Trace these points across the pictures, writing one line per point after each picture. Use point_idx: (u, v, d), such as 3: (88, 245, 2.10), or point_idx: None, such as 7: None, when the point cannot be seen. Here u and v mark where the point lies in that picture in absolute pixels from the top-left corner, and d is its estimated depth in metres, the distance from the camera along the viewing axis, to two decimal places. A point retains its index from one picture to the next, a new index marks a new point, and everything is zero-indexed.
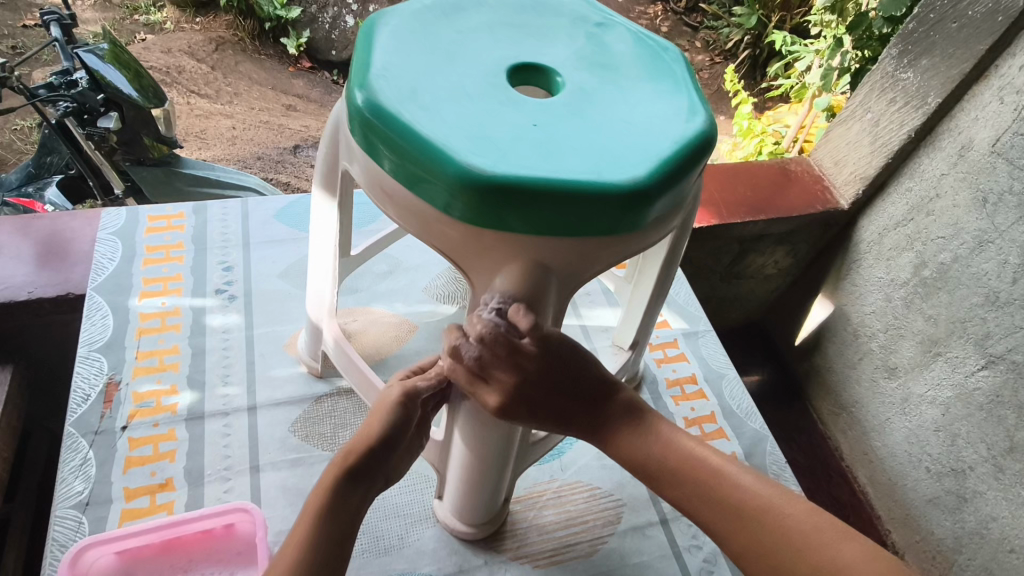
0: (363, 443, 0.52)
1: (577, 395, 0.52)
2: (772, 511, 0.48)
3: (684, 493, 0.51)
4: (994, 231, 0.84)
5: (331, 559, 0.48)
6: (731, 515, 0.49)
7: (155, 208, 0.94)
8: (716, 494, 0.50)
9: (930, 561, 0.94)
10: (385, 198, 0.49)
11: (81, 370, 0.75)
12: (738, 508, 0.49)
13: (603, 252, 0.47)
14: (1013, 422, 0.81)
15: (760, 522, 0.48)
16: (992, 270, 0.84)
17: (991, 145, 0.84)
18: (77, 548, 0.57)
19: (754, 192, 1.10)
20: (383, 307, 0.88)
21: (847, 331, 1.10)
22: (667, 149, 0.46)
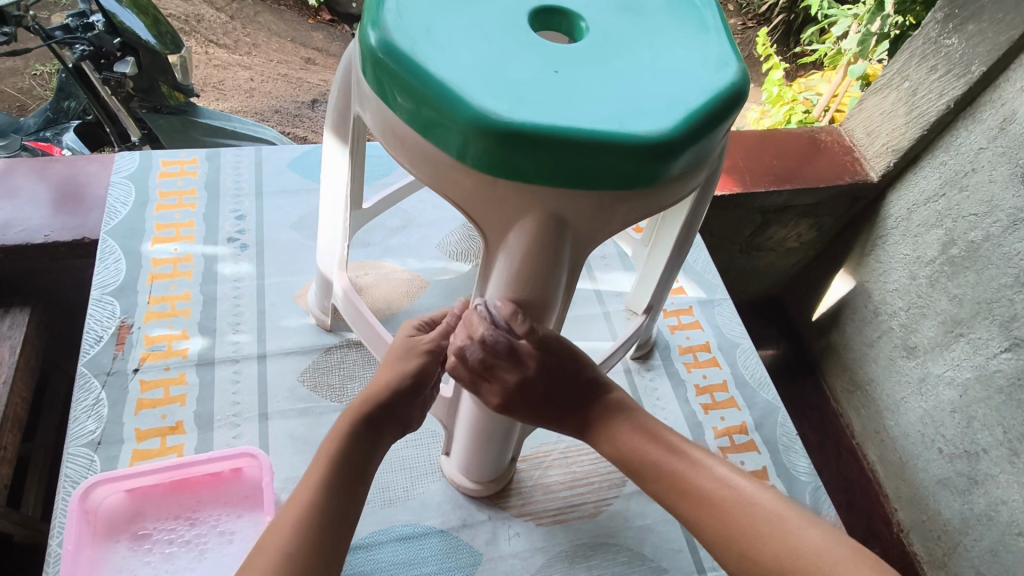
0: (380, 393, 0.52)
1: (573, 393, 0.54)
2: (741, 500, 0.47)
3: (661, 487, 0.50)
4: None
5: (349, 501, 0.47)
6: (701, 505, 0.48)
7: (169, 153, 0.93)
8: (686, 485, 0.49)
9: (936, 540, 0.92)
10: (396, 145, 0.47)
11: (94, 313, 0.75)
12: (708, 500, 0.47)
13: (622, 208, 0.45)
14: None
15: (728, 510, 0.47)
16: None
17: None
18: (87, 484, 0.58)
19: (781, 161, 1.07)
20: (395, 262, 0.87)
21: (867, 308, 1.08)
22: (694, 100, 0.44)
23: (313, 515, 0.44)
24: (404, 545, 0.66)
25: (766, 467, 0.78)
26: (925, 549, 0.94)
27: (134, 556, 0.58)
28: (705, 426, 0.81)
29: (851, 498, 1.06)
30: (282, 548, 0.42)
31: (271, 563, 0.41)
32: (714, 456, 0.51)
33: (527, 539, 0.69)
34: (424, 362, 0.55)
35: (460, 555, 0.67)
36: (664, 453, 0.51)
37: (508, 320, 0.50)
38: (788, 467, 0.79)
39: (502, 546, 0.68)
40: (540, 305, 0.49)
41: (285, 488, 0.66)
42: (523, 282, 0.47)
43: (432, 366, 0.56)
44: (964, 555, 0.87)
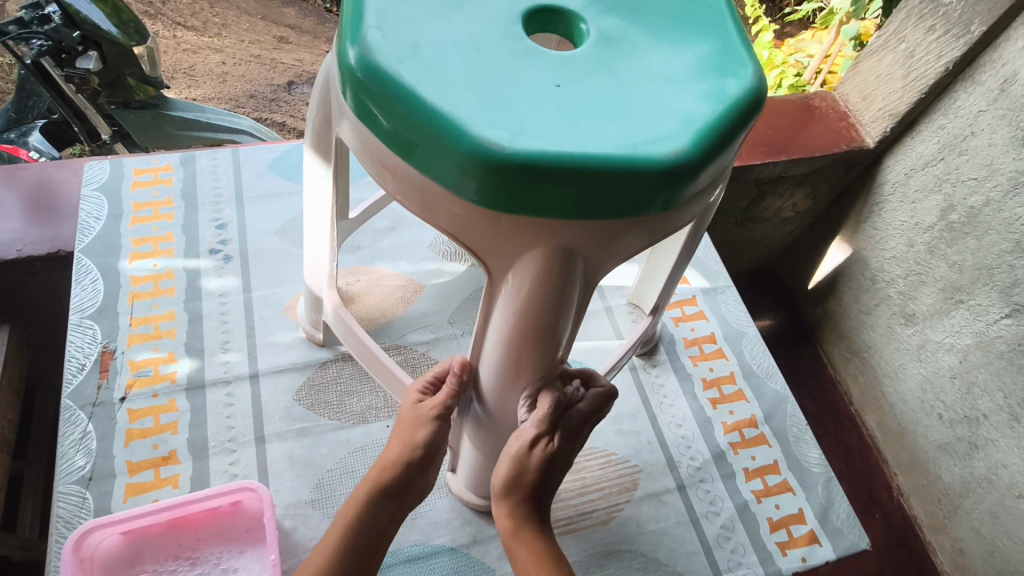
0: (396, 461, 0.56)
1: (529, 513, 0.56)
2: None
3: None
4: None
5: (355, 570, 0.53)
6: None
7: (141, 160, 0.88)
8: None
9: (936, 504, 0.93)
10: (385, 172, 0.43)
11: (73, 339, 0.72)
12: None
13: (633, 233, 0.42)
14: None
15: None
16: None
17: None
18: (81, 531, 0.55)
19: (776, 131, 1.03)
20: (386, 266, 0.84)
21: (863, 277, 1.05)
22: (709, 111, 0.40)
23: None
24: (414, 565, 0.65)
25: (777, 461, 0.77)
26: (925, 512, 0.95)
27: None
28: (714, 422, 0.80)
29: (850, 465, 1.03)
30: None
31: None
32: None
33: None
34: (436, 429, 0.56)
35: (472, 573, 0.65)
36: None
37: (516, 348, 0.48)
38: (799, 459, 0.78)
39: None
40: (549, 334, 0.46)
41: (288, 514, 0.64)
42: (531, 313, 0.45)
43: (442, 433, 0.57)
44: (964, 517, 0.88)
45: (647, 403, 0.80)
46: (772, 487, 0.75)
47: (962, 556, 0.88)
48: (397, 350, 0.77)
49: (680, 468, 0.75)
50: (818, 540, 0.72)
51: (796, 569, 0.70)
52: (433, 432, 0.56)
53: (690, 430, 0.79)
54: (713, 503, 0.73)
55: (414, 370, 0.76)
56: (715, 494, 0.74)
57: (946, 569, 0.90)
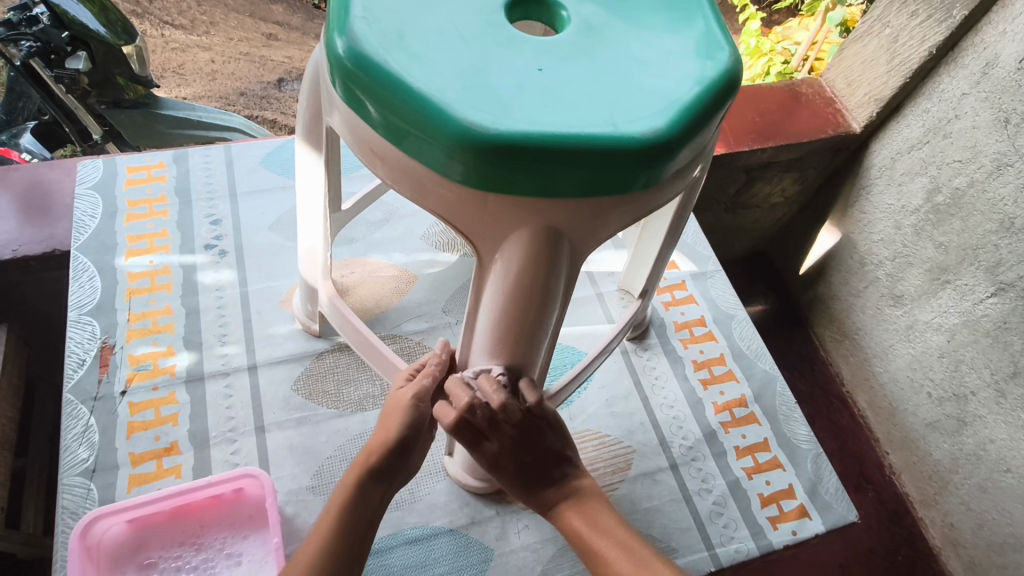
0: (380, 445, 0.57)
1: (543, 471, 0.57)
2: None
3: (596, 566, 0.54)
4: (1015, 153, 0.78)
5: (352, 549, 0.54)
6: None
7: (133, 158, 0.88)
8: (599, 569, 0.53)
9: (927, 480, 0.95)
10: (375, 159, 0.45)
11: (73, 335, 0.73)
12: None
13: (616, 212, 0.43)
14: (1019, 348, 0.79)
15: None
16: (1010, 194, 0.79)
17: (1019, 62, 0.77)
18: (87, 520, 0.56)
19: (764, 117, 1.04)
20: (380, 257, 0.85)
21: (852, 260, 1.07)
22: (687, 91, 0.42)
23: (319, 565, 0.52)
24: (415, 547, 0.67)
25: (767, 439, 0.79)
26: (916, 489, 0.97)
27: None
28: (705, 403, 0.81)
29: (842, 444, 1.05)
30: None
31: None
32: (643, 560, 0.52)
33: (537, 531, 0.69)
34: (417, 409, 0.58)
35: (472, 553, 0.67)
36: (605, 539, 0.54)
37: (507, 330, 0.49)
38: (789, 437, 0.80)
39: (513, 540, 0.68)
40: (538, 314, 0.48)
41: (290, 501, 0.66)
42: (520, 293, 0.46)
43: (425, 415, 0.58)
44: (953, 493, 0.90)
45: (640, 386, 0.82)
46: (763, 464, 0.77)
47: (952, 531, 0.91)
48: (393, 339, 0.78)
49: (673, 447, 0.77)
50: (808, 514, 0.74)
51: (786, 542, 0.72)
52: (415, 415, 0.58)
53: (681, 411, 0.80)
54: (705, 481, 0.75)
55: (410, 358, 0.77)
56: (708, 472, 0.76)
57: (937, 544, 0.93)
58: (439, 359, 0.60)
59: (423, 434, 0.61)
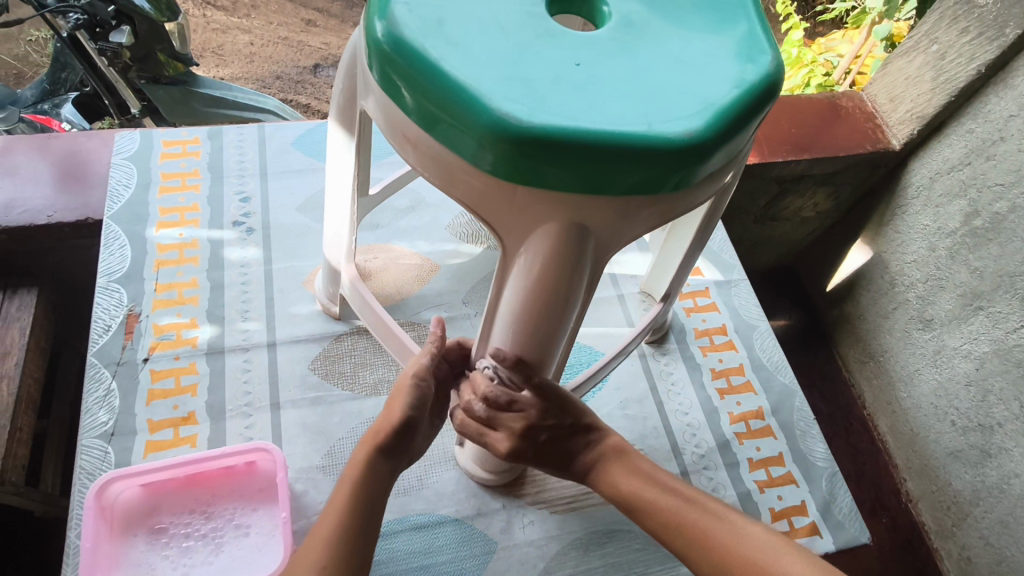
0: (387, 424, 0.58)
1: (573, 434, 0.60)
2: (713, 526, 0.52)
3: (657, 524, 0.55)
4: None
5: (370, 518, 0.52)
6: (692, 543, 0.52)
7: (169, 132, 0.90)
8: (654, 524, 0.55)
9: (945, 511, 0.92)
10: (406, 144, 0.45)
11: (101, 301, 0.74)
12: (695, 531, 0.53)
13: (645, 212, 0.43)
14: None
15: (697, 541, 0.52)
16: None
17: None
18: (103, 480, 0.58)
19: (801, 129, 1.02)
20: (404, 244, 0.85)
21: (883, 280, 1.04)
22: (725, 94, 0.41)
23: (339, 534, 0.51)
24: (420, 533, 0.67)
25: (782, 453, 0.78)
26: (933, 519, 0.94)
27: (152, 550, 0.58)
28: (721, 412, 0.80)
29: (860, 467, 1.04)
30: (317, 564, 0.49)
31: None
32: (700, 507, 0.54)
33: (541, 527, 0.69)
34: (419, 387, 0.60)
35: (475, 544, 0.67)
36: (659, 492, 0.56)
37: (526, 327, 0.49)
38: (805, 453, 0.78)
39: (517, 534, 0.68)
40: (559, 313, 0.47)
41: (300, 478, 0.66)
42: (542, 288, 0.45)
43: (427, 393, 0.60)
44: (972, 526, 0.88)
45: (655, 390, 0.81)
46: (776, 478, 0.76)
47: (968, 565, 0.88)
48: (411, 326, 0.78)
49: (685, 454, 0.76)
50: (819, 532, 0.73)
51: None
52: (417, 393, 0.59)
53: (696, 418, 0.79)
54: (716, 491, 0.74)
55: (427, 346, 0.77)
56: (718, 482, 0.75)
57: None
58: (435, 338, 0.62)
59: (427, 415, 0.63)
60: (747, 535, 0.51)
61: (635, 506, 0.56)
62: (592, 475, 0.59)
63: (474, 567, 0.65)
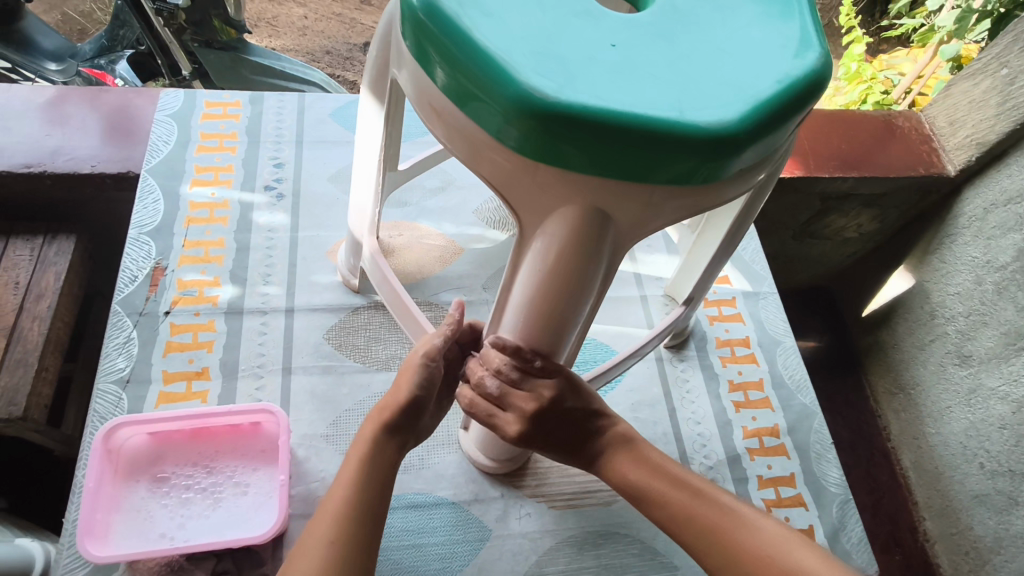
0: (394, 402, 0.57)
1: (582, 423, 0.55)
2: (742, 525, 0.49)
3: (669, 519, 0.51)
4: None
5: (377, 497, 0.52)
6: (714, 540, 0.49)
7: (213, 93, 0.92)
8: (669, 522, 0.51)
9: (964, 556, 0.89)
10: (434, 116, 0.44)
11: (130, 252, 0.76)
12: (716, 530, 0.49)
13: (671, 203, 0.42)
14: None
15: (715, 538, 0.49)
16: None
17: None
18: (112, 425, 0.59)
19: (851, 146, 0.99)
20: (430, 224, 0.85)
21: (922, 310, 1.00)
22: (765, 88, 0.39)
23: (347, 511, 0.50)
24: (415, 512, 0.67)
25: (794, 474, 0.75)
26: (949, 562, 0.91)
27: (152, 498, 0.59)
28: (734, 425, 0.78)
29: (877, 499, 1.00)
30: (325, 541, 0.48)
31: (318, 552, 0.47)
32: (717, 502, 0.50)
33: (538, 520, 0.68)
34: (427, 368, 0.59)
35: (469, 529, 0.66)
36: (673, 488, 0.52)
37: (537, 313, 0.48)
38: (818, 476, 0.76)
39: (513, 525, 0.67)
40: (572, 302, 0.46)
41: (303, 444, 0.67)
42: (557, 273, 0.44)
43: (436, 375, 0.59)
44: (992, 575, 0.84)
45: (669, 396, 0.79)
46: (785, 499, 0.73)
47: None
48: (428, 306, 0.78)
49: (692, 464, 0.75)
50: None
51: None
52: (426, 374, 0.59)
53: (708, 429, 0.77)
54: None
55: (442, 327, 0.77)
56: None
57: None
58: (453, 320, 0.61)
59: (435, 397, 0.62)
60: (763, 530, 0.48)
61: (650, 503, 0.52)
62: (599, 464, 0.56)
63: (466, 552, 0.65)
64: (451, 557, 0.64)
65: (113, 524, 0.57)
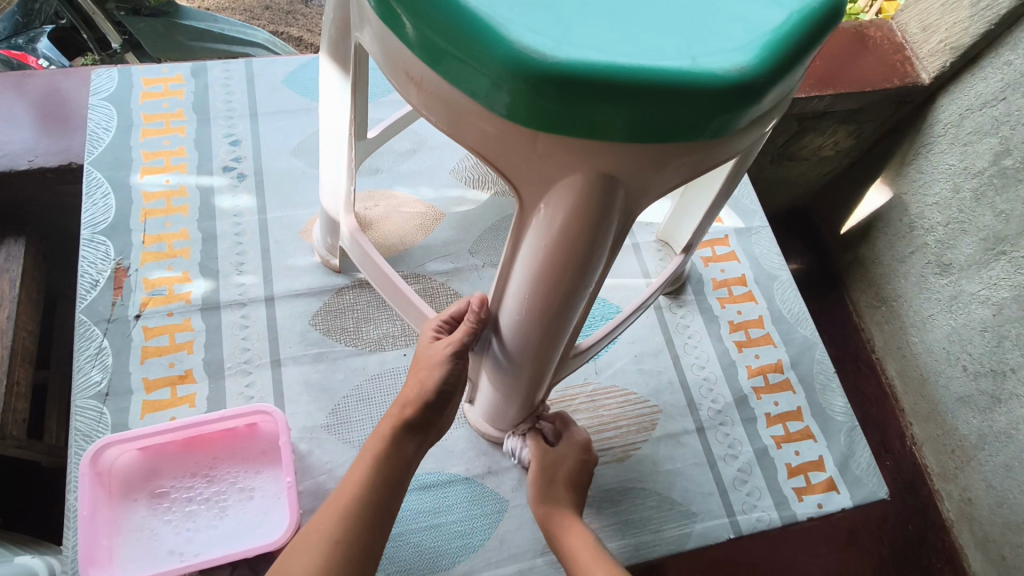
0: (418, 398, 0.55)
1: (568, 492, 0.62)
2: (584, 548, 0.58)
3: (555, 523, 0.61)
4: None
5: (386, 500, 0.53)
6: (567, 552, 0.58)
7: (150, 69, 0.83)
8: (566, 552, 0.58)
9: (949, 454, 0.90)
10: (410, 84, 0.40)
11: (86, 255, 0.70)
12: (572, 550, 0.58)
13: (681, 161, 0.38)
14: None
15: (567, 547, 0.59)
16: None
17: None
18: (97, 447, 0.56)
19: (824, 62, 0.93)
20: (406, 190, 0.80)
21: (901, 223, 0.98)
22: (778, 22, 0.35)
23: (356, 510, 0.51)
24: (428, 493, 0.65)
25: (800, 408, 0.76)
26: (936, 462, 0.93)
27: (154, 516, 0.57)
28: (738, 365, 0.77)
29: (866, 411, 1.01)
30: (331, 538, 0.50)
31: (321, 549, 0.49)
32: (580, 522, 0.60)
33: None
34: (454, 366, 0.55)
35: (486, 503, 0.65)
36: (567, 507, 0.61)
37: (545, 285, 0.44)
38: (824, 406, 0.76)
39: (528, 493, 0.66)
40: (581, 270, 0.42)
41: (304, 438, 0.64)
42: (565, 245, 0.40)
43: (461, 372, 0.56)
44: (976, 469, 0.86)
45: (671, 343, 0.78)
46: (793, 433, 0.74)
47: (969, 506, 0.87)
48: (416, 279, 0.74)
49: (701, 410, 0.74)
50: (837, 487, 0.71)
51: (811, 514, 0.70)
52: (451, 371, 0.55)
53: (712, 372, 0.77)
54: (732, 447, 0.72)
55: (432, 299, 0.74)
56: (735, 438, 0.73)
57: (951, 517, 0.90)
58: (476, 314, 0.54)
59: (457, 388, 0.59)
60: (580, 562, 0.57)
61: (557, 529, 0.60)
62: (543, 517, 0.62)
63: (485, 526, 0.64)
64: (471, 534, 0.63)
65: (117, 548, 0.55)
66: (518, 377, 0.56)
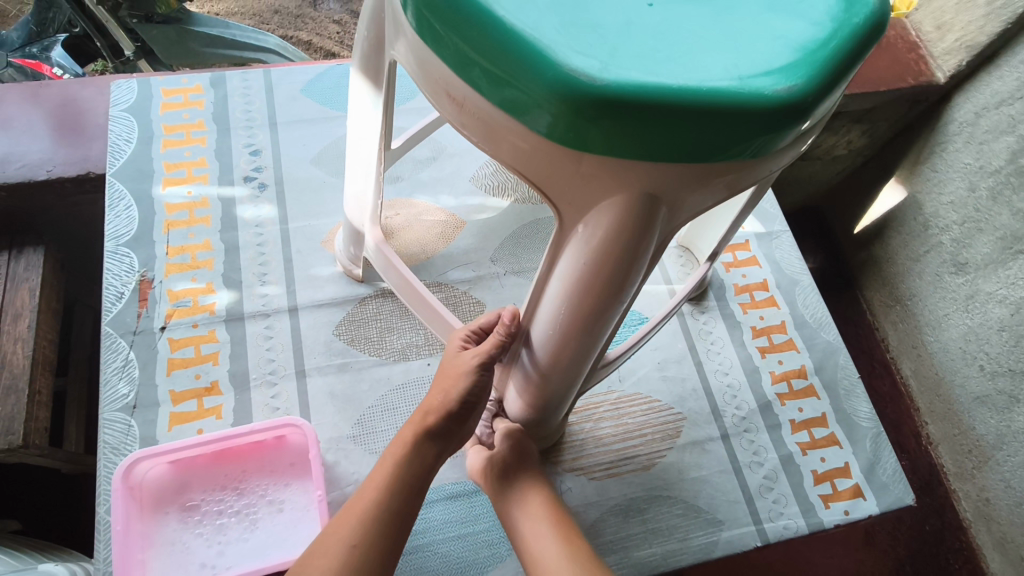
0: (442, 406, 0.55)
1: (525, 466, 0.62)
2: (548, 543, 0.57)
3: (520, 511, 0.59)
4: None
5: (404, 504, 0.53)
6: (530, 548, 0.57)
7: (169, 79, 0.83)
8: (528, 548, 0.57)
9: (966, 454, 0.89)
10: (449, 102, 0.39)
11: (111, 267, 0.70)
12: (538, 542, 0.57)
13: (721, 180, 0.37)
14: None
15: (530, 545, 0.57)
16: None
17: None
18: (129, 461, 0.56)
19: None
20: (427, 199, 0.80)
21: (916, 222, 0.97)
22: (823, 42, 0.35)
23: (373, 515, 0.51)
24: (455, 503, 0.65)
25: (825, 414, 0.75)
26: (952, 461, 0.92)
27: (185, 529, 0.57)
28: (762, 371, 0.77)
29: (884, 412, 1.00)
30: (346, 542, 0.50)
31: (338, 553, 0.49)
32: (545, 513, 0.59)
33: (581, 493, 0.68)
34: (481, 377, 0.55)
35: None
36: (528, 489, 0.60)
37: (581, 302, 0.44)
38: (848, 412, 0.76)
39: None
40: (619, 288, 0.42)
41: (331, 448, 0.64)
42: (603, 264, 0.40)
43: (487, 384, 0.56)
44: (994, 469, 0.85)
45: (693, 350, 0.78)
46: (819, 439, 0.74)
47: (987, 506, 0.86)
48: (439, 288, 0.74)
49: (725, 417, 0.74)
50: (862, 494, 0.71)
51: (838, 521, 0.69)
52: (477, 382, 0.55)
53: (736, 379, 0.76)
54: (757, 454, 0.72)
55: (456, 308, 0.73)
56: (760, 445, 0.73)
57: (969, 517, 0.89)
58: (506, 327, 0.54)
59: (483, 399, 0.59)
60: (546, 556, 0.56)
61: (521, 534, 0.58)
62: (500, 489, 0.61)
63: None
64: (498, 543, 0.63)
65: (150, 562, 0.55)
66: (547, 389, 0.56)
